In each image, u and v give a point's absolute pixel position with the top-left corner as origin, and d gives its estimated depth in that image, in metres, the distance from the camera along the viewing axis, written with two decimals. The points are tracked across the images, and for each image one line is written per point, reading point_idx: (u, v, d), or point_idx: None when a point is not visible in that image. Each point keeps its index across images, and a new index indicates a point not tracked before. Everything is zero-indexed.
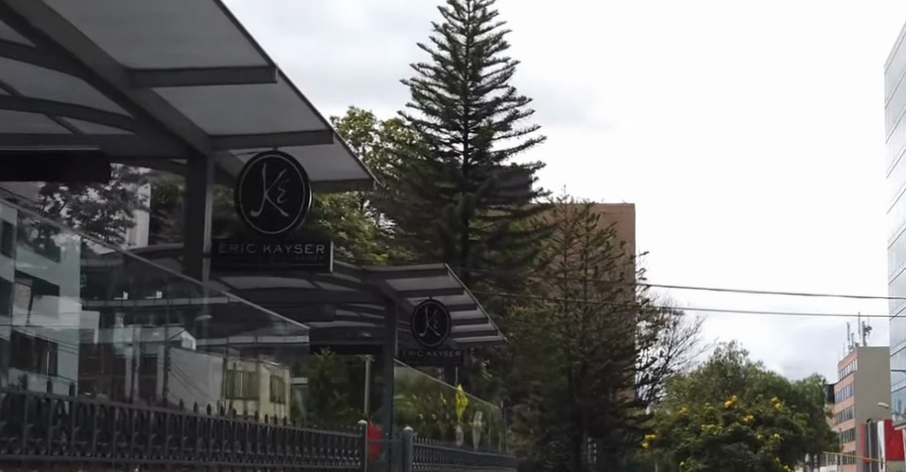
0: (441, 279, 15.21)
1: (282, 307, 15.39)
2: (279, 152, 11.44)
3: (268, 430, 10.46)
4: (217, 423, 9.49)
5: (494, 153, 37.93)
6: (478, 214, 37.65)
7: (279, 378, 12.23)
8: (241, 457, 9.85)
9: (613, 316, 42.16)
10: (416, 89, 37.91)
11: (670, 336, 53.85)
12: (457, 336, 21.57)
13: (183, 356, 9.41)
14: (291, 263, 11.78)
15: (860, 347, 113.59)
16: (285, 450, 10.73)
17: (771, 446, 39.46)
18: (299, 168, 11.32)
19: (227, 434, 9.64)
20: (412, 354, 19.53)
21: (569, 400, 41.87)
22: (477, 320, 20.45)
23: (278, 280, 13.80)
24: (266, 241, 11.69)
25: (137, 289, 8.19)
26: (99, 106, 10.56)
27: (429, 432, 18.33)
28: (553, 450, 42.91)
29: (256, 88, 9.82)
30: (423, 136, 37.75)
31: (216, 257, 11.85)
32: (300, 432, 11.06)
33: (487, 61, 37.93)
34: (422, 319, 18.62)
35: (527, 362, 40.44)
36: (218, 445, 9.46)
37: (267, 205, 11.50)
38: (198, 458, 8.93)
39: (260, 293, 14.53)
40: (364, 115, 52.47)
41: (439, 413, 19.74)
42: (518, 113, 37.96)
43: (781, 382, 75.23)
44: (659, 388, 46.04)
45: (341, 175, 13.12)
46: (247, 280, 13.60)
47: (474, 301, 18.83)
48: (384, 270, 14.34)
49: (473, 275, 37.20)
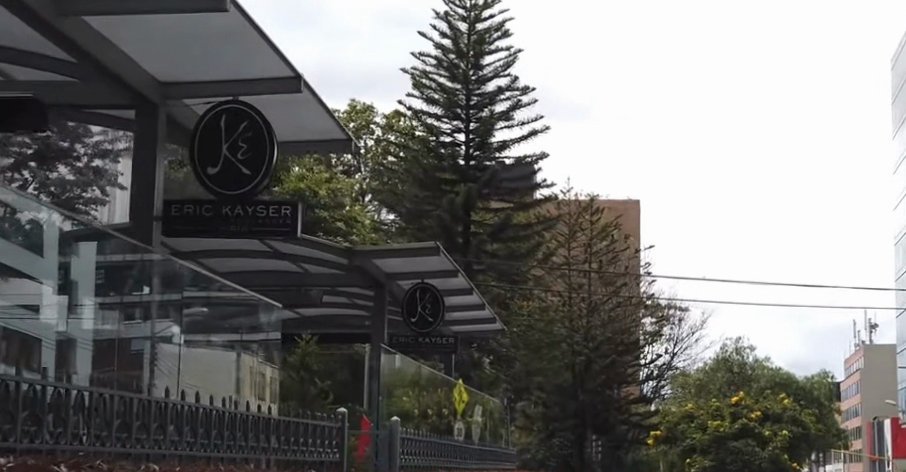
0: (431, 259, 14.45)
1: (259, 283, 14.75)
2: (239, 102, 10.86)
3: (246, 419, 9.76)
4: (211, 414, 9.25)
5: (495, 144, 37.21)
6: (481, 205, 37.01)
7: (275, 372, 12.21)
8: (211, 449, 9.23)
9: (618, 310, 40.73)
10: (416, 78, 37.23)
11: (675, 333, 53.11)
12: (449, 324, 20.78)
13: (174, 352, 9.14)
14: (254, 227, 10.98)
15: (867, 346, 112.61)
16: (301, 442, 10.73)
17: (779, 443, 38.60)
18: (260, 118, 10.73)
19: (191, 422, 9.02)
20: (402, 342, 18.64)
21: (573, 396, 40.28)
22: (473, 306, 19.52)
23: (248, 249, 13.16)
24: (226, 201, 10.91)
25: (131, 285, 8.34)
26: (33, 47, 10.23)
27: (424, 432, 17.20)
28: (557, 446, 41.09)
29: (202, 20, 9.35)
30: (423, 126, 37.07)
31: (167, 220, 11.34)
32: (309, 424, 10.94)
33: (490, 49, 37.22)
34: (413, 304, 17.71)
35: (531, 358, 40.22)
36: (181, 433, 8.90)
37: (226, 160, 10.87)
38: (147, 447, 8.44)
39: (228, 265, 13.77)
40: (365, 108, 51.76)
41: (433, 406, 18.65)
42: (520, 103, 37.25)
43: (788, 379, 74.41)
44: (663, 384, 45.41)
45: (323, 132, 12.53)
46: (212, 246, 12.87)
47: (469, 285, 17.90)
48: (368, 249, 13.60)
49: (475, 267, 36.40)
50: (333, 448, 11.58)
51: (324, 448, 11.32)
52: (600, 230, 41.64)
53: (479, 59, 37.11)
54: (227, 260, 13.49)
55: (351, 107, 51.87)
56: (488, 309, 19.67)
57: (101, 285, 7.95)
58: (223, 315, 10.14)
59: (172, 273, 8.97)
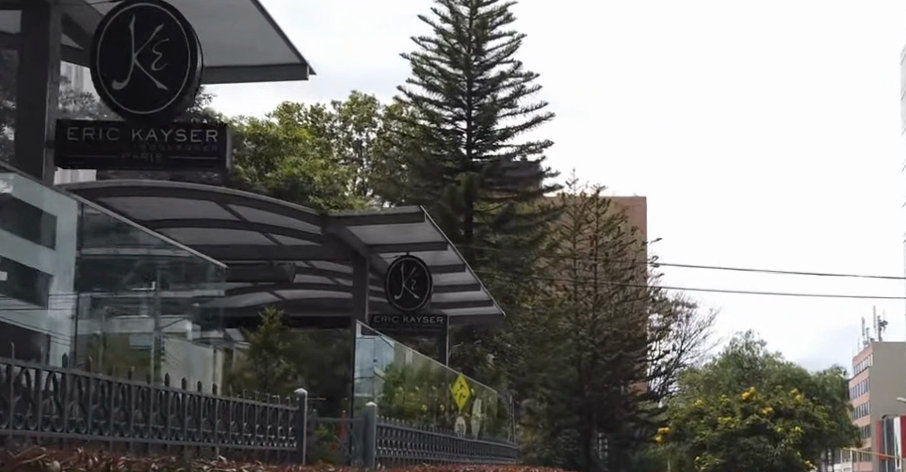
0: (418, 228, 13.33)
1: (229, 248, 14.37)
2: (149, 2, 9.83)
3: (210, 401, 8.63)
4: (180, 398, 8.24)
5: (498, 131, 36.04)
6: (483, 196, 35.84)
7: (204, 359, 10.88)
8: (184, 437, 8.19)
9: (625, 305, 40.36)
10: (416, 64, 36.24)
11: (683, 330, 51.97)
12: (443, 308, 19.57)
13: (178, 345, 10.14)
14: (169, 155, 9.96)
15: (875, 342, 111.26)
16: (275, 435, 9.69)
17: (792, 440, 37.34)
18: (178, 21, 9.79)
19: (148, 403, 7.86)
20: (385, 321, 17.52)
21: (578, 393, 39.52)
22: (470, 288, 18.31)
23: (207, 216, 12.60)
24: (136, 125, 9.86)
25: (152, 279, 9.61)
26: None
27: (413, 426, 15.71)
28: (563, 444, 40.27)
29: None
30: (425, 113, 35.93)
31: (64, 146, 10.04)
32: (263, 408, 9.44)
33: (493, 34, 36.16)
34: (398, 279, 16.48)
35: (534, 352, 37.90)
36: (151, 418, 7.88)
37: (135, 72, 9.76)
38: (102, 433, 7.33)
39: (191, 232, 13.36)
40: (367, 100, 50.70)
41: (424, 400, 17.03)
42: (524, 89, 36.15)
43: (801, 374, 73.10)
44: (671, 381, 44.45)
45: (282, 54, 11.81)
46: (170, 212, 12.35)
47: (461, 261, 16.57)
48: (347, 214, 12.59)
49: (478, 260, 35.29)
50: (291, 438, 10.04)
51: (286, 444, 9.90)
52: (606, 223, 40.75)
53: (481, 44, 36.03)
54: (188, 226, 13.01)
55: (353, 98, 50.82)
56: (485, 292, 18.41)
57: (88, 281, 8.70)
58: (187, 285, 10.37)
59: (179, 266, 10.16)
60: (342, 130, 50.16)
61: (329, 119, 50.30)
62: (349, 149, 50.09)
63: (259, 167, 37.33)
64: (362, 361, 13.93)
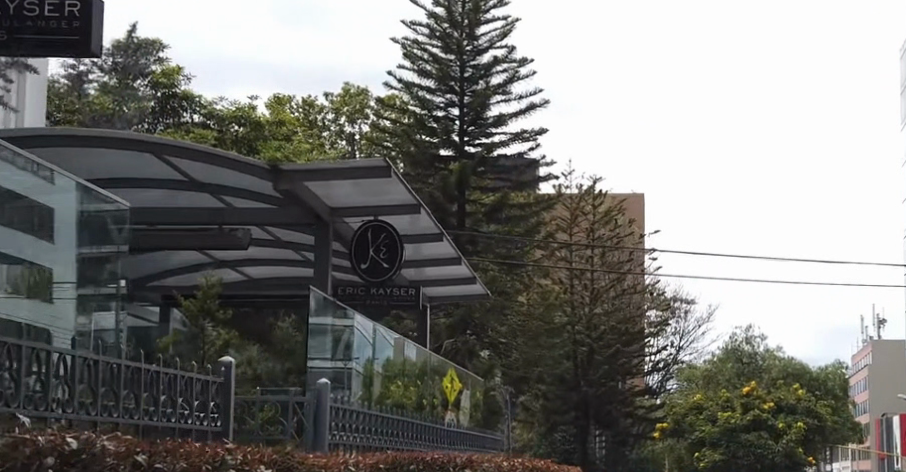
0: (387, 183, 12.49)
1: (177, 211, 14.08)
2: None
3: (135, 369, 7.07)
4: (102, 366, 6.69)
5: (491, 118, 34.92)
6: (476, 185, 34.70)
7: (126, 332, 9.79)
8: (105, 412, 6.70)
9: (623, 298, 39.41)
10: (407, 49, 35.13)
11: (680, 326, 50.95)
12: (421, 286, 18.50)
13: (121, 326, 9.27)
14: (18, 31, 8.79)
15: (874, 340, 110.03)
16: (208, 410, 8.07)
17: (793, 436, 36.41)
18: None
19: (71, 374, 6.38)
20: (347, 293, 16.42)
21: (575, 388, 38.21)
22: (449, 263, 17.19)
23: (147, 171, 12.29)
24: None
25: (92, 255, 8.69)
26: None
27: (385, 410, 13.94)
28: (559, 442, 39.34)
29: None
30: (416, 99, 34.89)
31: None
32: (197, 378, 7.85)
33: (486, 17, 34.95)
34: (365, 246, 15.19)
35: (528, 346, 37.02)
36: (70, 393, 6.37)
37: None
38: (12, 405, 5.81)
39: (134, 191, 13.14)
40: (360, 92, 49.61)
41: (405, 381, 15.63)
42: (518, 75, 35.09)
43: (801, 370, 71.94)
44: (669, 378, 43.50)
45: None
46: (107, 166, 12.13)
47: (437, 228, 15.37)
48: (303, 168, 11.83)
49: (469, 249, 34.28)
50: (217, 416, 8.21)
51: (220, 420, 8.23)
52: (604, 215, 39.57)
53: (474, 29, 34.82)
54: (129, 187, 12.77)
55: (345, 90, 49.70)
56: (468, 268, 17.32)
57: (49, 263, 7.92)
58: None
59: None
60: (334, 122, 49.11)
61: (321, 112, 49.27)
62: (341, 142, 49.02)
63: (241, 152, 37.05)
64: (318, 348, 12.00)
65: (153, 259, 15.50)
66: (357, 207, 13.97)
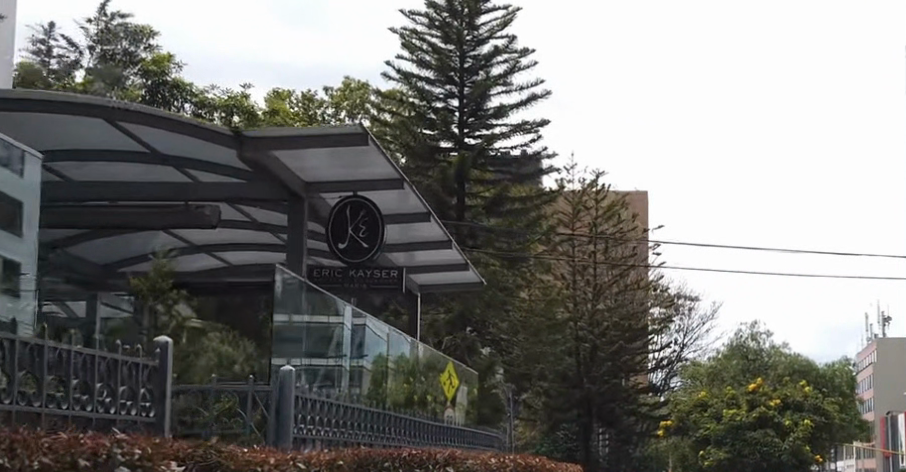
0: (367, 153, 11.75)
1: (143, 186, 13.52)
2: None
3: (32, 347, 6.12)
4: None
5: (492, 109, 34.19)
6: (476, 175, 33.96)
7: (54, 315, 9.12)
8: None
9: (626, 294, 38.69)
10: (406, 39, 34.38)
11: (685, 323, 50.31)
12: (414, 273, 17.80)
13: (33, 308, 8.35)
14: None
15: (879, 337, 109.33)
16: (135, 398, 6.87)
17: (801, 433, 35.65)
18: None
19: None
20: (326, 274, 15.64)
21: (578, 386, 37.82)
22: (442, 247, 16.45)
23: (106, 140, 11.75)
24: None
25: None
26: None
27: (374, 406, 13.10)
28: (562, 440, 39.03)
29: None
30: (414, 90, 34.16)
31: None
32: (113, 360, 6.67)
33: (486, 7, 34.27)
34: (344, 223, 14.46)
35: (528, 342, 36.26)
36: None
37: None
38: None
39: (97, 164, 12.61)
40: (360, 86, 48.91)
41: (395, 377, 14.75)
42: (519, 65, 34.37)
43: (807, 366, 71.24)
44: (673, 375, 42.94)
45: None
46: (64, 136, 11.68)
47: (426, 209, 14.62)
48: (271, 133, 11.28)
49: (469, 243, 33.62)
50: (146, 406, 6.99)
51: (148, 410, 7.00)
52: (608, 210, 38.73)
53: (474, 19, 34.16)
54: (90, 158, 12.22)
55: (345, 83, 49.05)
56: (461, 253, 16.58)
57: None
58: None
59: None
60: (334, 116, 48.47)
61: (321, 106, 48.65)
62: None
63: None
64: (292, 346, 10.83)
65: (122, 240, 14.94)
66: (339, 183, 13.23)
